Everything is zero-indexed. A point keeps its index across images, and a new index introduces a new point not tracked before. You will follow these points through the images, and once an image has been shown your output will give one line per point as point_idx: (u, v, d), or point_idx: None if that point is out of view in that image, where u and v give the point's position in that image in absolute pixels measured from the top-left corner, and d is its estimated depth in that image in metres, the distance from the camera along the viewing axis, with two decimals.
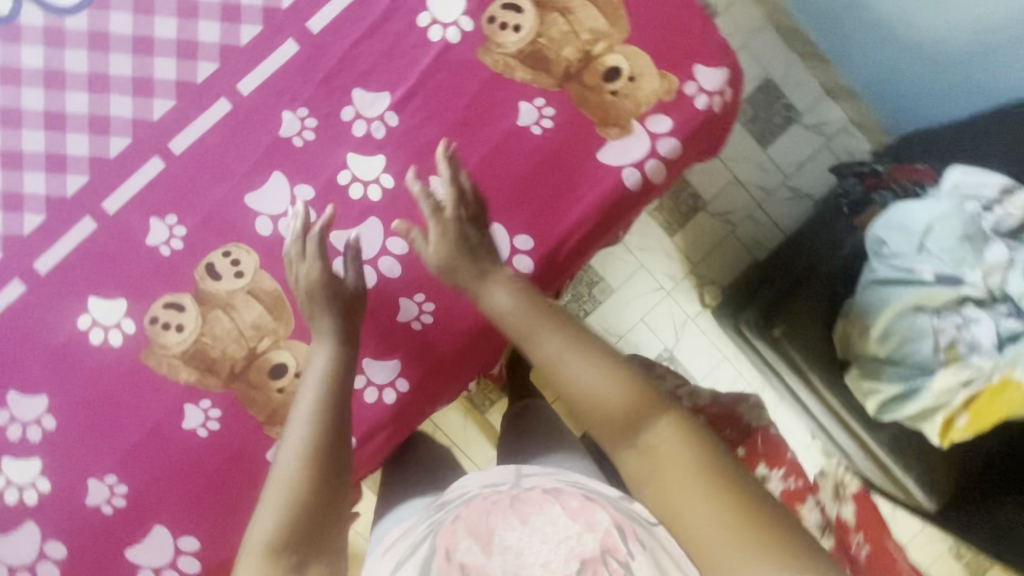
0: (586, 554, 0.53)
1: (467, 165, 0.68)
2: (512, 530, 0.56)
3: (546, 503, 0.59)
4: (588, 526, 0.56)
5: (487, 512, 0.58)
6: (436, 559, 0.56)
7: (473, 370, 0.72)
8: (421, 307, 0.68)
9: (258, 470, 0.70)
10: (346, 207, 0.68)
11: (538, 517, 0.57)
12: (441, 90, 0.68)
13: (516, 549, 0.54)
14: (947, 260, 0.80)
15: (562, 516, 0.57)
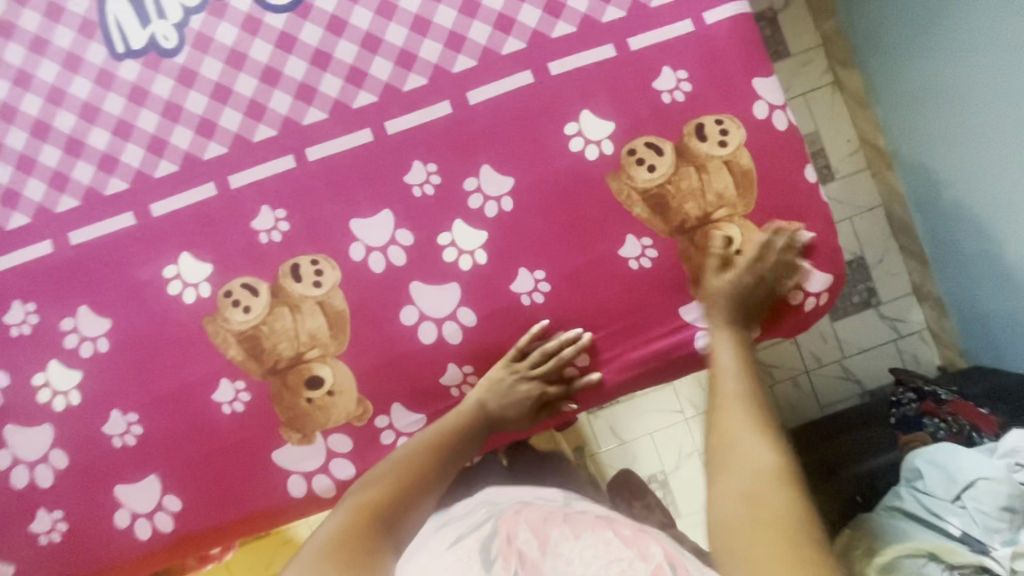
0: None
1: (556, 271, 0.71)
2: (569, 539, 0.50)
3: (600, 531, 0.52)
4: (640, 554, 0.48)
5: (547, 522, 0.54)
6: (495, 539, 0.52)
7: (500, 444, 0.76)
8: (465, 376, 0.72)
9: (252, 464, 0.72)
10: (435, 264, 0.71)
11: (590, 538, 0.50)
12: (559, 193, 0.71)
13: (566, 557, 0.48)
14: (978, 523, 0.88)
15: (614, 540, 0.50)
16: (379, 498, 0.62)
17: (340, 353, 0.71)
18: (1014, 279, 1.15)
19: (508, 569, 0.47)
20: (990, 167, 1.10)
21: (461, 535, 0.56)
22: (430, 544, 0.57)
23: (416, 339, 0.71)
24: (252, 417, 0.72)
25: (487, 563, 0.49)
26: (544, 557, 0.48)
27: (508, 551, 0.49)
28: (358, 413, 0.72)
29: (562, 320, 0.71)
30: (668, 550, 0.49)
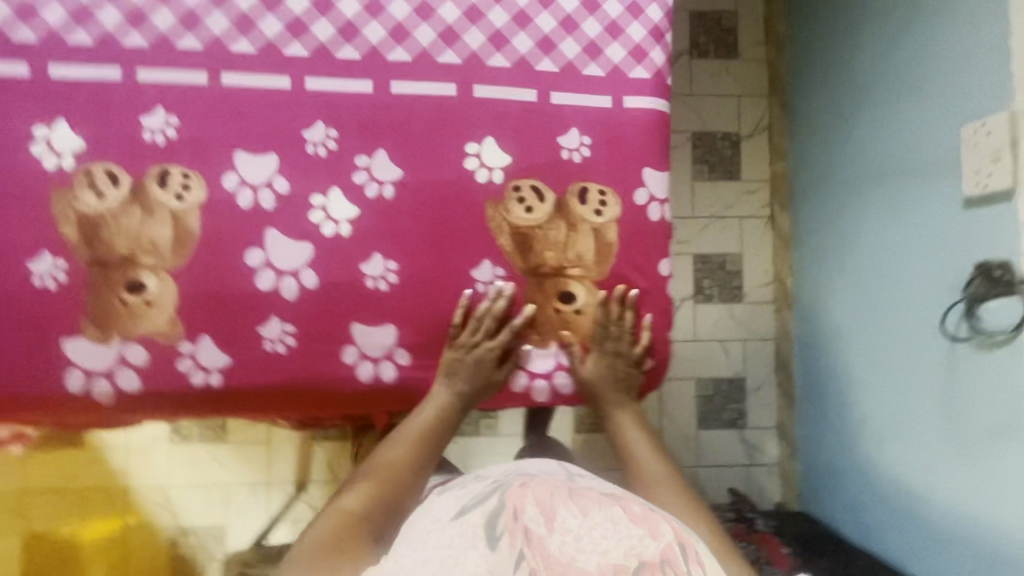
0: (646, 558, 0.57)
1: (408, 267, 0.74)
2: (575, 516, 0.61)
3: (609, 506, 0.63)
4: (650, 534, 0.59)
5: (553, 494, 0.64)
6: (503, 514, 0.61)
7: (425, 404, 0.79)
8: (284, 333, 0.72)
9: (40, 345, 0.70)
10: (299, 219, 0.73)
11: (599, 514, 0.61)
12: (439, 200, 0.75)
13: (574, 532, 0.59)
14: None
15: (623, 517, 0.61)
16: (355, 509, 0.69)
17: (175, 270, 0.71)
18: (862, 445, 1.28)
19: (515, 547, 0.58)
20: (872, 343, 1.25)
21: (470, 503, 0.66)
22: (441, 512, 0.66)
23: (252, 282, 0.72)
24: (61, 303, 0.70)
25: (493, 540, 0.59)
26: (549, 537, 0.59)
27: (514, 530, 0.59)
28: (168, 332, 0.71)
29: (396, 315, 0.74)
30: (667, 525, 0.62)
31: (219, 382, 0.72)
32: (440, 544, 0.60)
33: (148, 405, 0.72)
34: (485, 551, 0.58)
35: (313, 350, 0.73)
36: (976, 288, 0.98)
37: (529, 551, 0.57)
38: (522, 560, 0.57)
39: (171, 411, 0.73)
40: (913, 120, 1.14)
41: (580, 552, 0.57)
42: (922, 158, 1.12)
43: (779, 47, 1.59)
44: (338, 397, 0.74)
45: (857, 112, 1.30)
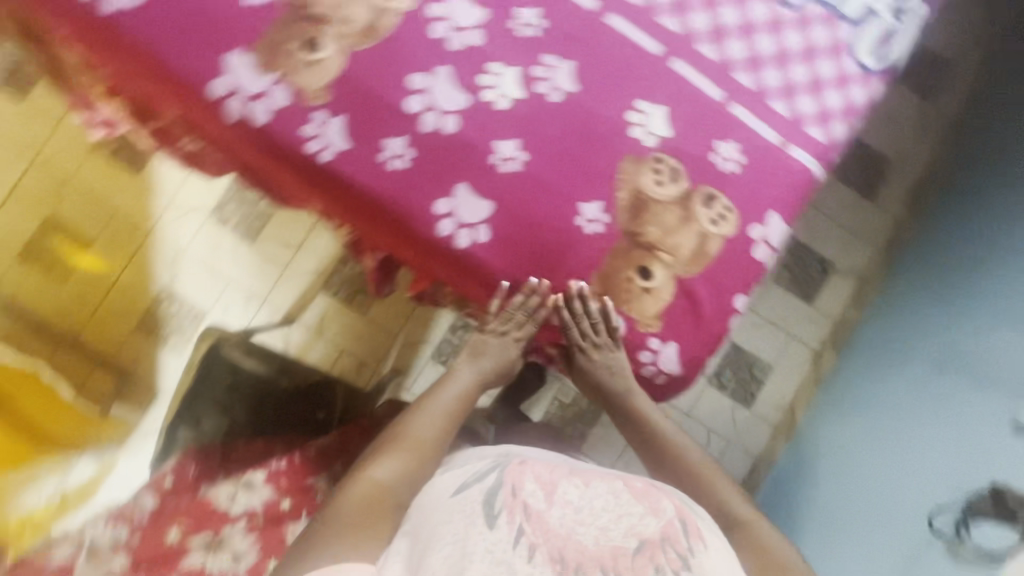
0: (646, 534, 0.66)
1: (533, 165, 0.78)
2: (576, 490, 0.70)
3: (610, 482, 0.73)
4: (651, 511, 0.68)
5: (552, 474, 0.72)
6: (502, 489, 0.68)
7: (470, 292, 0.82)
8: (403, 154, 0.77)
9: (212, 41, 0.75)
10: (472, 73, 0.78)
11: (601, 489, 0.71)
12: (590, 129, 0.79)
13: (575, 504, 0.68)
14: None
15: (626, 494, 0.70)
16: (378, 482, 0.75)
17: (352, 51, 0.77)
18: None
19: (515, 521, 0.64)
20: (851, 506, 1.24)
21: (470, 480, 0.72)
22: (444, 488, 0.73)
23: (404, 98, 0.77)
24: (248, 16, 0.76)
25: (492, 516, 0.65)
26: (548, 513, 0.66)
27: (512, 505, 0.66)
28: (315, 93, 0.76)
29: (500, 196, 0.77)
30: (671, 503, 0.71)
31: (327, 161, 0.77)
32: (444, 521, 0.66)
33: (261, 142, 0.77)
34: (485, 525, 0.64)
35: (415, 183, 0.77)
36: (979, 504, 0.98)
37: (527, 525, 0.64)
38: (522, 534, 0.63)
39: (275, 156, 0.78)
40: (1001, 332, 1.15)
41: (580, 531, 0.65)
42: (984, 374, 1.13)
43: (913, 213, 1.60)
44: (409, 233, 0.78)
45: (945, 308, 1.32)
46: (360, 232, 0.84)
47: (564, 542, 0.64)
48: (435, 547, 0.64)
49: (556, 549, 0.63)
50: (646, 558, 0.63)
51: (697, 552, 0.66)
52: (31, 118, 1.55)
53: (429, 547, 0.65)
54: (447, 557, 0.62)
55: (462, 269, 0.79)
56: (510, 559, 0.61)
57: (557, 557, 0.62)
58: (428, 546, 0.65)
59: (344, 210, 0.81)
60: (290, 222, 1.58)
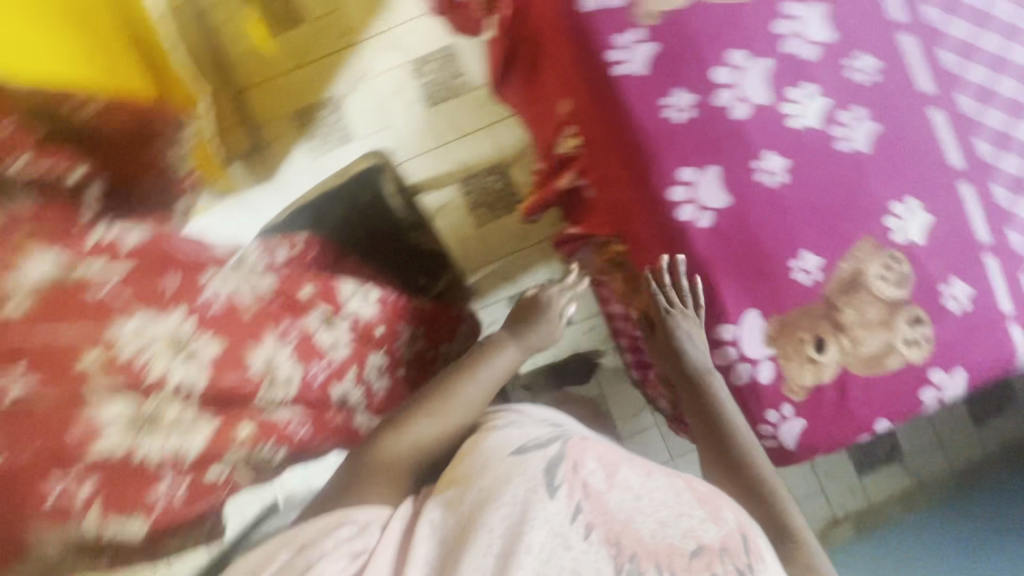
0: (707, 540, 0.58)
1: (785, 190, 0.77)
2: (636, 481, 0.64)
3: (672, 479, 0.65)
4: (715, 516, 0.61)
5: (613, 458, 0.67)
6: (562, 463, 0.64)
7: (651, 262, 0.81)
8: (683, 108, 0.77)
9: None
10: (787, 79, 0.77)
11: (662, 483, 0.64)
12: (854, 192, 0.77)
13: (635, 490, 0.63)
14: None
15: (688, 494, 0.63)
16: (400, 443, 0.77)
17: None
18: None
19: (574, 497, 0.60)
20: None
21: (531, 443, 0.68)
22: (496, 444, 0.70)
23: (717, 62, 0.77)
24: None
25: (552, 487, 0.60)
26: (606, 497, 0.61)
27: (571, 481, 0.62)
28: (648, 11, 0.77)
29: (740, 197, 0.76)
30: (734, 514, 0.63)
31: (615, 73, 0.77)
32: (491, 483, 0.63)
33: (572, 22, 0.78)
34: (546, 495, 0.60)
35: (678, 139, 0.77)
36: None
37: (586, 504, 0.59)
38: (579, 511, 0.59)
39: (575, 42, 0.79)
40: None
41: (638, 519, 0.59)
42: None
43: None
44: (641, 178, 0.78)
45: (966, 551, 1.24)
46: (589, 152, 0.85)
47: (621, 528, 0.58)
48: (486, 503, 0.61)
49: (614, 535, 0.57)
50: (705, 565, 0.56)
51: (760, 565, 0.58)
52: None
53: (480, 498, 0.62)
54: (502, 519, 0.59)
55: (665, 237, 0.78)
56: (567, 532, 0.57)
57: (614, 540, 0.57)
58: (482, 497, 0.62)
59: (596, 123, 0.81)
60: (470, 108, 1.61)
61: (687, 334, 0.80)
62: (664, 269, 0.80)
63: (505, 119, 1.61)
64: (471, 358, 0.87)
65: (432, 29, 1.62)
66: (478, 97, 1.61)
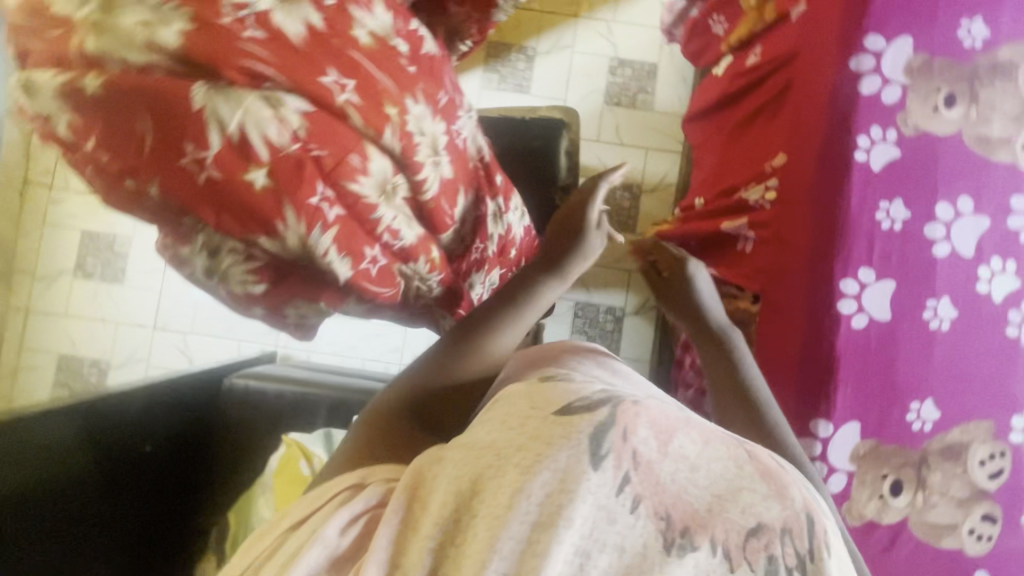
0: (767, 524, 0.36)
1: (943, 340, 0.79)
2: (694, 447, 0.38)
3: (733, 446, 0.40)
4: (781, 495, 0.37)
5: (671, 417, 0.40)
6: (614, 434, 0.37)
7: (784, 331, 0.82)
8: (895, 219, 0.79)
9: (915, 19, 0.81)
10: (996, 249, 0.80)
11: (726, 455, 0.39)
12: (997, 374, 0.80)
13: (690, 462, 0.37)
14: None
15: (750, 465, 0.38)
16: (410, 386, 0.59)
17: (963, 136, 0.80)
18: None
19: (620, 470, 0.36)
20: None
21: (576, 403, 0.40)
22: (520, 399, 0.42)
23: (948, 200, 0.80)
24: (950, 38, 0.81)
25: (597, 457, 0.36)
26: (662, 464, 0.37)
27: (619, 451, 0.37)
28: (911, 123, 0.80)
29: (902, 322, 0.79)
30: (802, 489, 0.39)
31: (854, 157, 0.80)
32: (514, 444, 0.38)
33: (843, 94, 0.81)
34: (586, 466, 0.36)
35: (876, 242, 0.79)
36: None
37: (636, 474, 0.36)
38: (626, 487, 0.36)
39: (829, 112, 0.81)
40: None
41: (692, 490, 0.36)
42: None
43: None
44: (822, 256, 0.80)
45: None
46: (776, 207, 0.86)
47: (664, 510, 0.36)
48: (500, 465, 0.37)
49: (663, 506, 0.36)
50: (761, 547, 0.36)
51: (833, 561, 0.36)
52: None
53: (490, 457, 0.37)
54: (525, 490, 0.35)
55: (815, 318, 0.79)
56: (611, 505, 0.35)
57: (659, 517, 0.36)
58: (495, 454, 0.38)
59: (804, 188, 0.83)
60: (641, 126, 1.64)
61: (703, 280, 0.77)
62: (796, 345, 0.80)
63: (664, 152, 1.64)
64: (506, 295, 0.63)
65: (651, 41, 1.63)
66: (654, 120, 1.64)
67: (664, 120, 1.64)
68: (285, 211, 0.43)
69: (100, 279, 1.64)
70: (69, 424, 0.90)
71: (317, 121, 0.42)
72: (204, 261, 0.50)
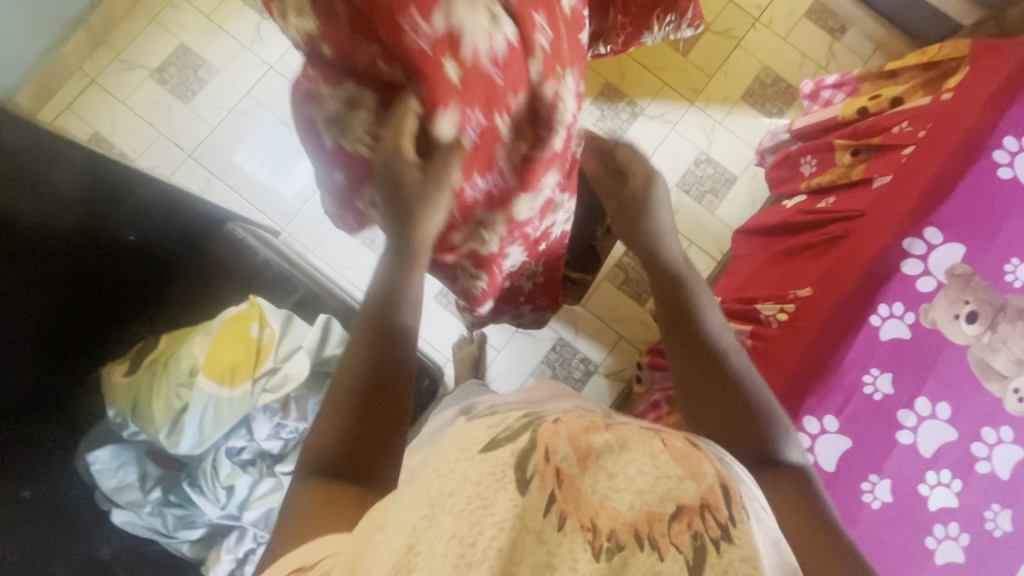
0: (684, 501, 0.36)
1: (869, 518, 0.81)
2: (614, 454, 0.38)
3: (646, 439, 0.39)
4: (692, 472, 0.37)
5: (590, 423, 0.41)
6: (535, 455, 0.38)
7: None
8: (877, 389, 0.84)
9: (970, 233, 0.88)
10: (952, 465, 0.83)
11: (639, 450, 0.38)
12: (904, 575, 0.80)
13: (608, 471, 0.37)
14: (259, 433, 1.01)
15: (662, 450, 0.38)
16: (333, 443, 0.51)
17: (968, 351, 0.85)
18: None
19: (542, 494, 0.37)
20: None
21: (501, 433, 0.41)
22: (455, 442, 0.43)
23: (930, 398, 0.83)
24: (994, 265, 0.88)
25: (522, 483, 0.37)
26: (583, 479, 0.37)
27: (544, 471, 0.37)
28: (930, 316, 0.85)
29: (840, 481, 0.81)
30: (713, 460, 0.38)
31: (871, 317, 0.85)
32: (446, 490, 0.38)
33: (885, 260, 0.87)
34: (516, 489, 0.37)
35: (852, 399, 0.83)
36: None
37: (560, 491, 0.37)
38: (558, 511, 0.36)
39: (867, 271, 0.87)
40: None
41: (614, 496, 0.36)
42: None
43: None
44: (802, 387, 0.83)
45: None
46: (785, 327, 0.89)
47: (590, 521, 0.36)
48: (434, 515, 0.37)
49: (588, 518, 0.36)
50: (684, 528, 0.35)
51: (747, 517, 0.37)
52: (796, 24, 1.78)
53: (425, 508, 0.38)
54: (458, 536, 0.35)
55: None
56: (542, 526, 0.36)
57: (587, 527, 0.35)
58: (431, 504, 0.38)
59: (815, 321, 0.87)
60: (697, 221, 1.69)
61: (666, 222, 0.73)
62: None
63: (704, 254, 1.69)
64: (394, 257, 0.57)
65: (741, 156, 1.72)
66: (709, 222, 1.70)
67: (719, 227, 1.70)
68: (450, 107, 0.47)
69: (170, 89, 1.69)
70: (68, 179, 0.94)
71: (512, 54, 0.49)
72: (335, 107, 0.49)
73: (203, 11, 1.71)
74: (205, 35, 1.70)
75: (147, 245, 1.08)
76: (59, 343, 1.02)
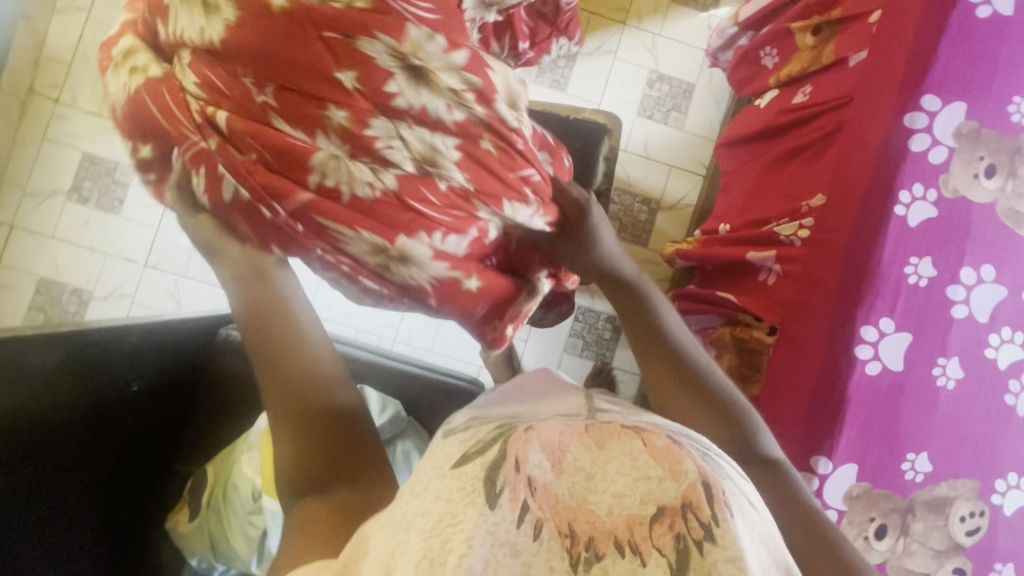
0: (665, 501, 0.35)
1: (947, 396, 0.84)
2: (588, 455, 0.37)
3: (624, 437, 0.39)
4: (672, 472, 0.36)
5: (565, 430, 0.39)
6: (504, 463, 0.37)
7: (805, 375, 0.83)
8: (921, 276, 0.83)
9: (962, 86, 0.85)
10: (1004, 317, 0.86)
11: (618, 450, 0.37)
12: (988, 437, 0.85)
13: (586, 471, 0.36)
14: None
15: (642, 450, 0.37)
16: (302, 446, 0.50)
17: (996, 207, 0.86)
18: None
19: (515, 493, 0.36)
20: None
21: (473, 445, 0.40)
22: (427, 462, 0.42)
23: (971, 264, 0.85)
24: (994, 111, 0.86)
25: (491, 495, 0.36)
26: (559, 483, 0.36)
27: (515, 483, 0.36)
28: (951, 186, 0.85)
29: (912, 371, 0.83)
30: (695, 459, 0.38)
31: (898, 208, 0.83)
32: (419, 511, 0.38)
33: (893, 145, 0.84)
34: (485, 504, 0.36)
35: (902, 295, 0.82)
36: None
37: (535, 499, 0.36)
38: (529, 512, 0.35)
39: (878, 165, 0.84)
40: None
41: (593, 498, 0.36)
42: None
43: None
44: (850, 299, 0.82)
45: None
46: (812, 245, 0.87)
47: (569, 523, 0.35)
48: (408, 538, 0.37)
49: (566, 522, 0.35)
50: (666, 530, 0.35)
51: (730, 518, 0.36)
52: None
53: (399, 532, 0.38)
54: (429, 557, 0.34)
55: (832, 359, 0.82)
56: (517, 540, 0.35)
57: (564, 531, 0.35)
58: (404, 525, 0.38)
59: (839, 232, 0.84)
60: (670, 143, 1.64)
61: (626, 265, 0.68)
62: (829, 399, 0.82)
63: (687, 173, 1.65)
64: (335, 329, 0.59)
65: (692, 62, 1.64)
66: (682, 140, 1.64)
67: (693, 142, 1.64)
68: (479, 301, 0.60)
69: (95, 205, 1.56)
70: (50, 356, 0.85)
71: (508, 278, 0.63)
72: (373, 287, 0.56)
73: (91, 109, 1.56)
74: (105, 135, 1.56)
75: (151, 385, 1.03)
76: (98, 509, 0.98)
